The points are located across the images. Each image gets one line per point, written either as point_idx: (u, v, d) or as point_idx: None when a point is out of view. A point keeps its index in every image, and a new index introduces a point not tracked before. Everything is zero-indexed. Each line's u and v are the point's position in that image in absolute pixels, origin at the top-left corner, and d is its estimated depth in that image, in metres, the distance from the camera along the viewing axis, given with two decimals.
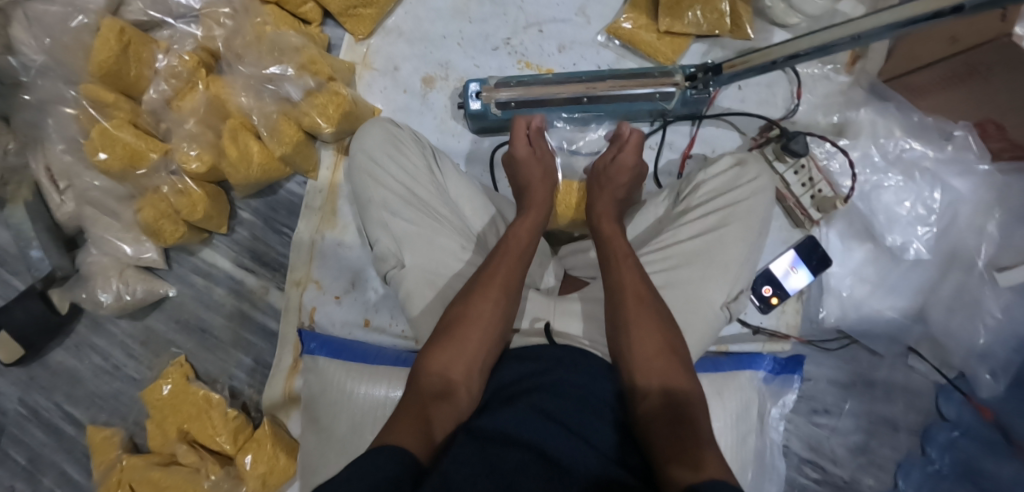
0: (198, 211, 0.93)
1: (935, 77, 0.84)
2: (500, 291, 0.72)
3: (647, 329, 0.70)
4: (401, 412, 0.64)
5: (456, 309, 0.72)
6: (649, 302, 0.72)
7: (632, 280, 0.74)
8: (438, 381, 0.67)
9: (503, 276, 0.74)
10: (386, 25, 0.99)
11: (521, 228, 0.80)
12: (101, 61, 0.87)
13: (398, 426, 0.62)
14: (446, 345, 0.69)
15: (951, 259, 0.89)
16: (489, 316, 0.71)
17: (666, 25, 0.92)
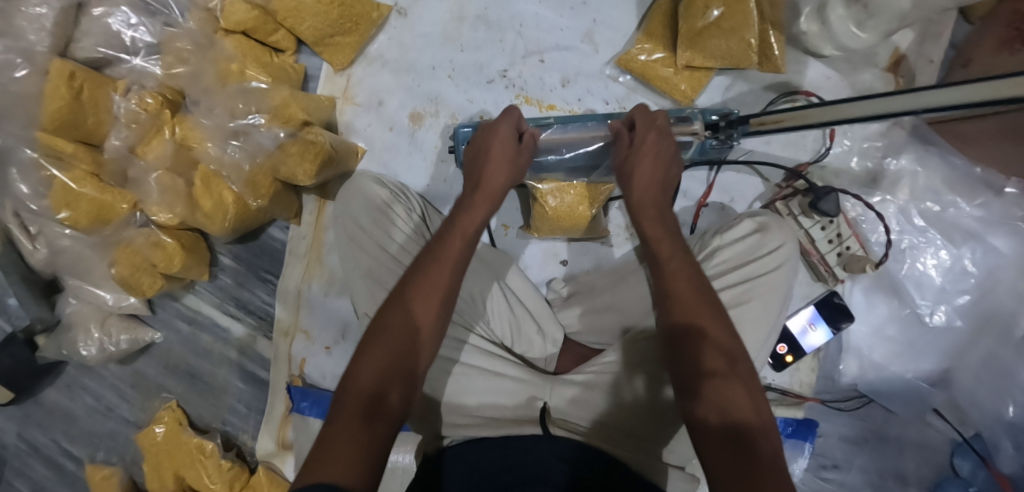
0: (176, 264, 0.86)
1: (989, 129, 0.74)
2: (435, 290, 0.61)
3: (710, 326, 0.59)
4: (324, 438, 0.50)
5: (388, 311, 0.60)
6: (705, 311, 0.60)
7: (683, 292, 0.62)
8: (371, 389, 0.54)
9: (438, 275, 0.62)
10: (368, 53, 0.90)
11: (466, 217, 0.68)
12: (53, 112, 0.79)
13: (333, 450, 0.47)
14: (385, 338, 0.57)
15: (984, 325, 0.82)
16: (420, 315, 0.59)
17: (686, 60, 0.80)
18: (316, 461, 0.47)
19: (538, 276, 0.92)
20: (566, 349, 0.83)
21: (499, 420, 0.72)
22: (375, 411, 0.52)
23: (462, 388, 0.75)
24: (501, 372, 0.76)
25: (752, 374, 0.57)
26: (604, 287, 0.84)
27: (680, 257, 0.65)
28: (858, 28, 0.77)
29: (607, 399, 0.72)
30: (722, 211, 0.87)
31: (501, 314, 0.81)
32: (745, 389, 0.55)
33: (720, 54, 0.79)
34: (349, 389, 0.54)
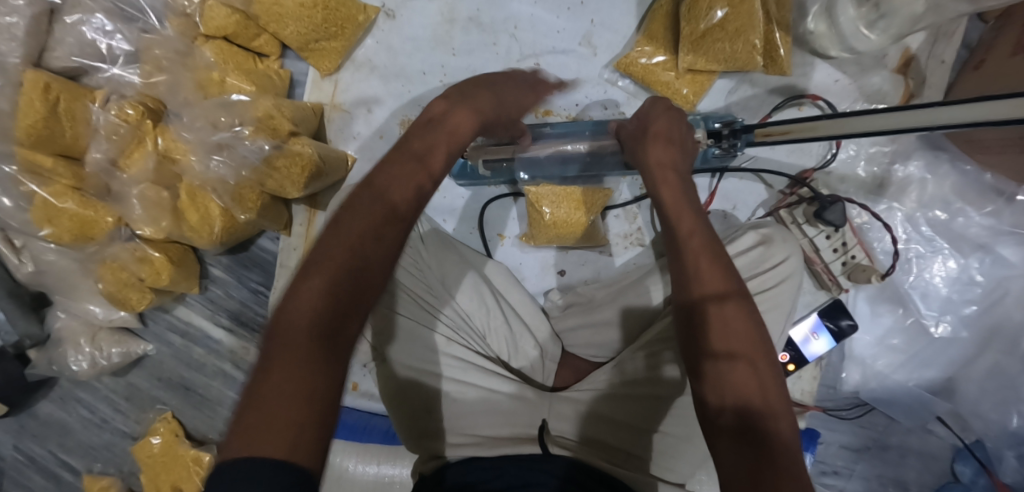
0: (164, 279, 0.84)
1: (1001, 136, 0.72)
2: (381, 221, 0.51)
3: (728, 307, 0.56)
4: (257, 393, 0.41)
5: (330, 237, 0.49)
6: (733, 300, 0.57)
7: (705, 277, 0.58)
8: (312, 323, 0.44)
9: (387, 199, 0.52)
10: (355, 57, 0.86)
11: (413, 143, 0.59)
12: (27, 127, 0.75)
13: (272, 403, 0.40)
14: (324, 260, 0.47)
15: (990, 336, 0.81)
16: (371, 241, 0.49)
17: (687, 63, 0.77)
18: (254, 426, 0.39)
19: (536, 286, 0.90)
20: (564, 364, 0.80)
21: (496, 439, 0.68)
22: (317, 359, 0.42)
23: (458, 408, 0.71)
24: (496, 388, 0.73)
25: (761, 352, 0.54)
26: (603, 299, 0.82)
27: (699, 233, 0.61)
28: (869, 29, 0.74)
29: (609, 420, 0.70)
30: (724, 219, 0.85)
31: (498, 329, 0.77)
32: (757, 378, 0.53)
33: (725, 57, 0.75)
34: (280, 329, 0.44)
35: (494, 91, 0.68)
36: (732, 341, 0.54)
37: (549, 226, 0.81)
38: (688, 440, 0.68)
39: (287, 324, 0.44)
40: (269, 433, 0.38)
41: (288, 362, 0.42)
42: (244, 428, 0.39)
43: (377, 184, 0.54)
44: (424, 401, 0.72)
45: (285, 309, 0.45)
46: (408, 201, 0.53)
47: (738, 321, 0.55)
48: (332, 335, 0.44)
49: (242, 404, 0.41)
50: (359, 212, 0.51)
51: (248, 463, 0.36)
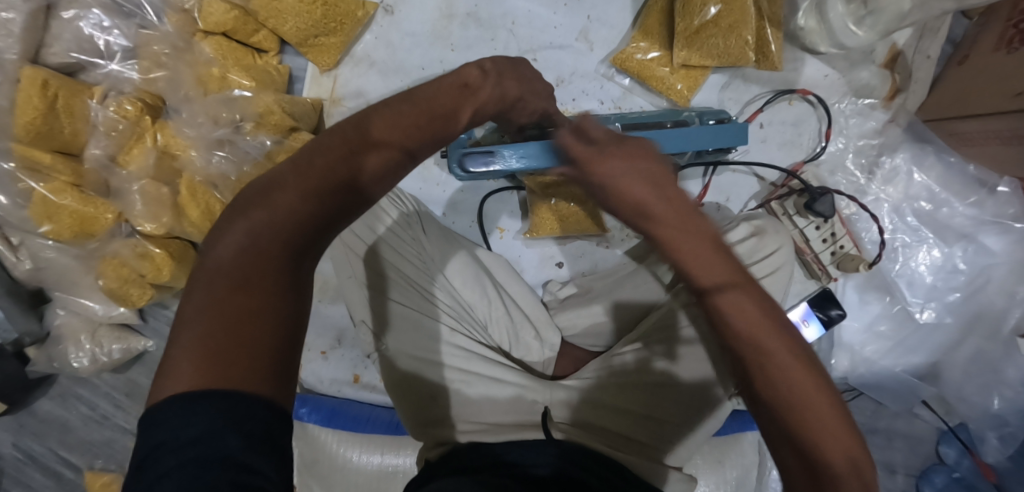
0: (165, 275, 0.84)
1: (988, 129, 0.75)
2: (366, 173, 0.44)
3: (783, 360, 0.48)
4: (212, 316, 0.38)
5: (316, 160, 0.43)
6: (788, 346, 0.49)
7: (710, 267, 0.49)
8: (261, 250, 0.40)
9: (377, 152, 0.44)
10: (354, 53, 0.87)
11: (435, 89, 0.50)
12: (25, 124, 0.75)
13: (204, 328, 0.37)
14: (289, 185, 0.42)
15: (973, 323, 0.84)
16: (356, 189, 0.43)
17: (682, 59, 0.78)
18: (207, 356, 0.36)
19: (535, 277, 0.91)
20: (564, 355, 0.82)
21: (503, 426, 0.69)
22: (260, 289, 0.39)
23: (461, 397, 0.73)
24: (502, 377, 0.74)
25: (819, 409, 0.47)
26: (601, 290, 0.84)
27: (651, 195, 0.48)
28: (857, 26, 0.77)
29: (613, 404, 0.71)
30: (717, 211, 0.86)
31: (499, 319, 0.79)
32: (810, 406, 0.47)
33: (718, 52, 0.77)
34: (245, 250, 0.40)
35: (516, 67, 0.60)
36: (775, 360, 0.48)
37: (550, 216, 0.83)
38: (683, 425, 0.71)
39: (253, 248, 0.40)
40: (217, 371, 0.36)
41: (253, 291, 0.39)
42: (191, 356, 0.36)
43: (384, 115, 0.46)
44: (429, 390, 0.73)
45: (249, 228, 0.40)
46: (410, 143, 0.46)
47: (805, 383, 0.47)
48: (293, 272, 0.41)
49: (191, 323, 0.38)
50: (356, 148, 0.44)
51: (176, 403, 0.35)
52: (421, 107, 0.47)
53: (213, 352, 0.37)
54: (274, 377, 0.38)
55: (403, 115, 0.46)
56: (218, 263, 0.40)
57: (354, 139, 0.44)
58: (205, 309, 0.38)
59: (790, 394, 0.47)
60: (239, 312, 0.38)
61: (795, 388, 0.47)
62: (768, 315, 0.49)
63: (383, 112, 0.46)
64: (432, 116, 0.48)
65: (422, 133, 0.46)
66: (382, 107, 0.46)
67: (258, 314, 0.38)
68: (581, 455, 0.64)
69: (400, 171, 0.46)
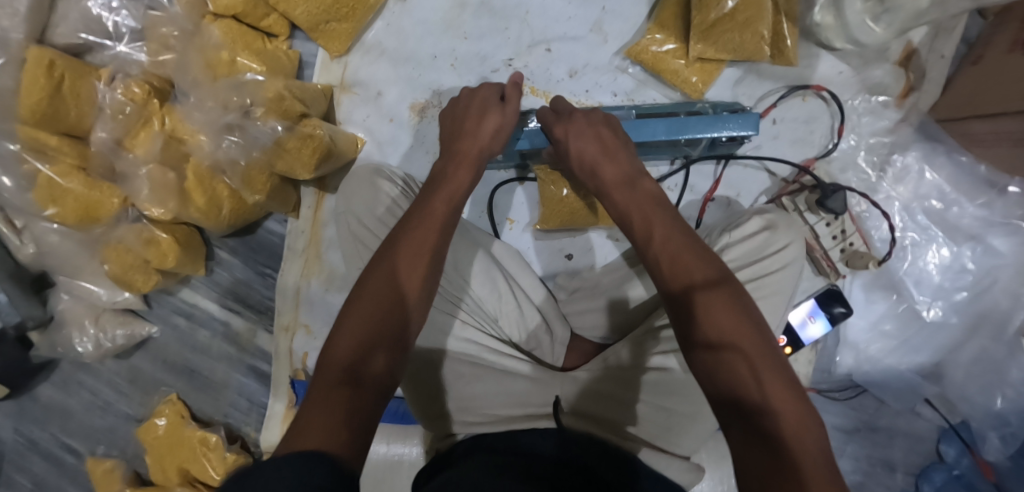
0: (170, 261, 0.84)
1: (1001, 129, 0.75)
2: (421, 251, 0.58)
3: (730, 327, 0.52)
4: (314, 414, 0.45)
5: (361, 301, 0.54)
6: (754, 349, 0.51)
7: (692, 275, 0.55)
8: (346, 360, 0.50)
9: (408, 263, 0.57)
10: (365, 40, 0.86)
11: (446, 184, 0.64)
12: (29, 106, 0.74)
13: (307, 423, 0.44)
14: (347, 320, 0.53)
15: (978, 323, 0.84)
16: (420, 269, 0.57)
17: (698, 52, 0.78)
18: (311, 436, 0.43)
19: (542, 269, 0.91)
20: (572, 348, 0.81)
21: (511, 417, 0.70)
22: (350, 382, 0.48)
23: (471, 389, 0.72)
24: (512, 369, 0.75)
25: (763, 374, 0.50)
26: (607, 285, 0.84)
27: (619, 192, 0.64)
28: (874, 22, 0.76)
29: (621, 397, 0.71)
30: (728, 206, 0.86)
31: (509, 313, 0.79)
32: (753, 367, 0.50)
33: (733, 47, 0.77)
34: (330, 370, 0.49)
35: (510, 101, 0.70)
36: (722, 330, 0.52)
37: (559, 209, 0.83)
38: (693, 417, 0.71)
39: (335, 366, 0.49)
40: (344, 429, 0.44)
41: (339, 389, 0.47)
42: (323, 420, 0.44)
43: (404, 235, 0.59)
44: (437, 382, 0.73)
45: (330, 359, 0.50)
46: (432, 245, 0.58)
47: (751, 351, 0.51)
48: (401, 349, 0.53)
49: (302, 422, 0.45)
50: (387, 269, 0.56)
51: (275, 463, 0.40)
52: (435, 216, 0.61)
53: (310, 432, 0.43)
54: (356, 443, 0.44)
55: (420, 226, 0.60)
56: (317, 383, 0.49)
57: (398, 239, 0.58)
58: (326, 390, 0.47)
59: (754, 389, 0.49)
60: (331, 401, 0.46)
61: (739, 354, 0.51)
62: (723, 290, 0.54)
63: (404, 232, 0.59)
64: (443, 219, 0.61)
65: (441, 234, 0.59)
66: (410, 218, 0.61)
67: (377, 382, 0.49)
68: (591, 444, 0.65)
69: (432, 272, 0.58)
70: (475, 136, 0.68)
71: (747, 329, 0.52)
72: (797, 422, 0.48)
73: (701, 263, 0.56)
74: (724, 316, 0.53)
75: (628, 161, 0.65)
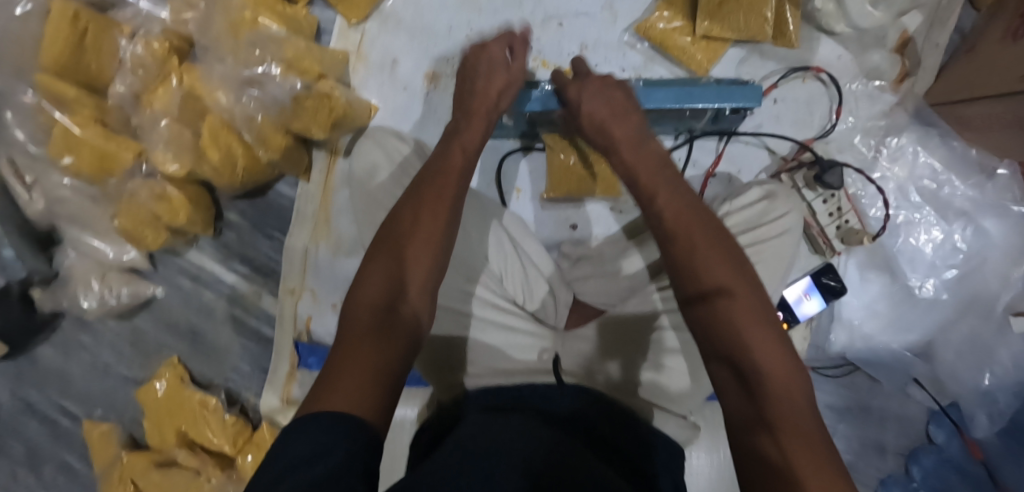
0: (181, 218, 0.85)
1: (987, 113, 0.78)
2: (436, 214, 0.58)
3: (738, 306, 0.52)
4: (341, 362, 0.46)
5: (381, 254, 0.55)
6: (762, 335, 0.51)
7: (707, 267, 0.55)
8: (371, 310, 0.51)
9: (427, 213, 0.58)
10: (384, 10, 0.88)
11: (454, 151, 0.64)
12: (54, 54, 0.76)
13: (338, 371, 0.45)
14: (371, 271, 0.54)
15: (970, 303, 0.87)
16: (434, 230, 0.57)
17: (704, 30, 0.81)
18: (339, 384, 0.43)
19: (547, 238, 0.93)
20: (575, 311, 0.84)
21: (513, 372, 0.73)
22: (378, 331, 0.49)
23: (477, 345, 0.75)
24: (515, 326, 0.78)
25: (769, 357, 0.50)
26: (610, 255, 0.86)
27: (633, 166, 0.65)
28: (874, 6, 0.81)
29: (620, 356, 0.75)
30: (729, 182, 0.88)
31: (515, 275, 0.81)
32: (758, 347, 0.50)
33: (738, 27, 0.80)
34: (353, 319, 0.50)
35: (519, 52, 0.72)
36: (725, 310, 0.52)
37: (568, 175, 0.87)
38: (688, 376, 0.74)
39: (359, 316, 0.50)
40: (378, 381, 0.45)
41: (364, 338, 0.48)
42: (357, 374, 0.44)
43: (423, 191, 0.60)
44: (443, 339, 0.75)
45: (353, 308, 0.51)
46: (448, 202, 0.59)
47: (755, 329, 0.51)
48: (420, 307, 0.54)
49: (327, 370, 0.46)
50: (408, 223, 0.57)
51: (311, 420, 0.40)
52: (450, 174, 0.62)
53: (339, 382, 0.44)
54: (382, 393, 0.44)
55: (437, 184, 0.60)
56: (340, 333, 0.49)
57: (411, 205, 0.58)
58: (352, 343, 0.47)
59: (753, 368, 0.50)
60: (357, 352, 0.46)
61: (744, 334, 0.51)
62: (729, 268, 0.55)
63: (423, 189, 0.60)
64: (458, 175, 0.62)
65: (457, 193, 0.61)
66: (428, 176, 0.62)
67: (400, 334, 0.50)
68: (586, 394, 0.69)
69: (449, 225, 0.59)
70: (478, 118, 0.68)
71: (754, 309, 0.53)
72: (789, 398, 0.48)
73: (714, 252, 0.55)
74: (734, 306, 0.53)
75: (635, 128, 0.67)
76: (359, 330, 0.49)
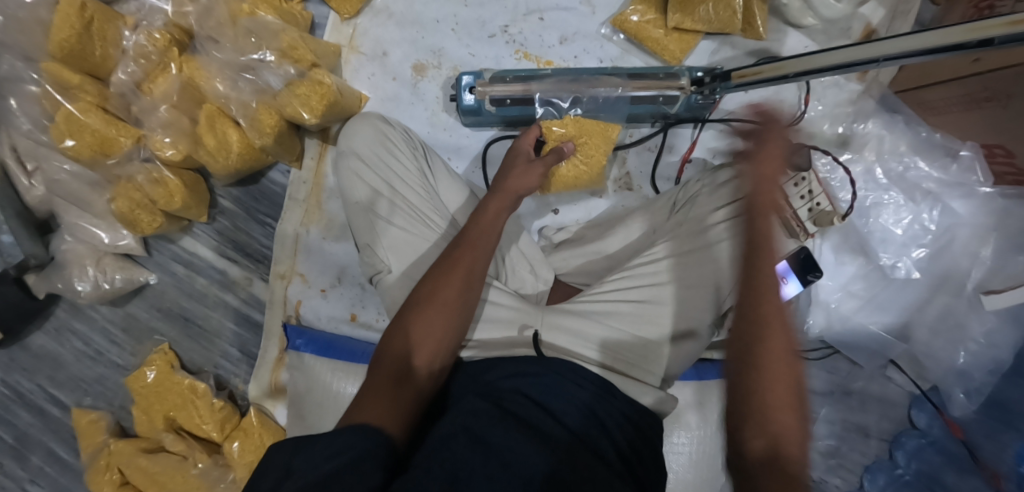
0: (176, 202, 0.88)
1: (948, 96, 0.84)
2: (464, 277, 0.67)
3: (775, 367, 0.52)
4: (365, 402, 0.59)
5: (416, 295, 0.67)
6: (787, 401, 0.51)
7: (774, 303, 0.55)
8: (398, 363, 0.63)
9: (457, 264, 0.68)
10: (375, 4, 0.93)
11: (485, 215, 0.73)
12: (60, 41, 0.79)
13: (365, 405, 0.58)
14: (405, 325, 0.65)
15: (943, 281, 0.89)
16: (463, 292, 0.67)
17: (675, 21, 0.86)
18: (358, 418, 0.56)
19: (531, 223, 0.96)
20: (556, 289, 0.87)
21: (494, 344, 0.76)
22: (396, 381, 0.61)
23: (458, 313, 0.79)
24: (497, 301, 0.79)
25: (801, 419, 0.51)
26: (592, 235, 0.88)
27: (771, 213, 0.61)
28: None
29: (600, 328, 0.76)
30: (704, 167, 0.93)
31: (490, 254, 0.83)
32: (794, 417, 0.50)
33: (709, 19, 0.85)
34: (381, 369, 0.63)
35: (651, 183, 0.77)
36: (768, 367, 0.52)
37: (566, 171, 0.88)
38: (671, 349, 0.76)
39: (387, 367, 0.62)
40: (392, 411, 0.58)
41: (385, 388, 0.60)
42: (376, 409, 0.57)
43: (457, 247, 0.69)
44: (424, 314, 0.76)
45: (385, 354, 0.64)
46: (473, 259, 0.68)
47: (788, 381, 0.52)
48: (442, 357, 0.66)
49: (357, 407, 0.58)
50: (439, 272, 0.68)
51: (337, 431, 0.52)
52: (478, 227, 0.71)
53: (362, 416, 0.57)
54: (395, 427, 0.57)
55: (467, 241, 0.70)
56: (371, 375, 0.63)
57: (441, 262, 0.68)
58: (381, 391, 0.60)
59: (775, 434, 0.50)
60: (379, 395, 0.59)
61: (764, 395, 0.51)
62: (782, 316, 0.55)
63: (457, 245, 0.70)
64: (484, 231, 0.71)
65: (480, 248, 0.69)
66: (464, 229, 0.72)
67: (415, 385, 0.62)
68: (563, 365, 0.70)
69: (473, 283, 0.68)
70: (517, 184, 0.76)
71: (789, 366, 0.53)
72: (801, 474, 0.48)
73: (779, 311, 0.55)
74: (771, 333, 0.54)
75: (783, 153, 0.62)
76: (384, 378, 0.61)
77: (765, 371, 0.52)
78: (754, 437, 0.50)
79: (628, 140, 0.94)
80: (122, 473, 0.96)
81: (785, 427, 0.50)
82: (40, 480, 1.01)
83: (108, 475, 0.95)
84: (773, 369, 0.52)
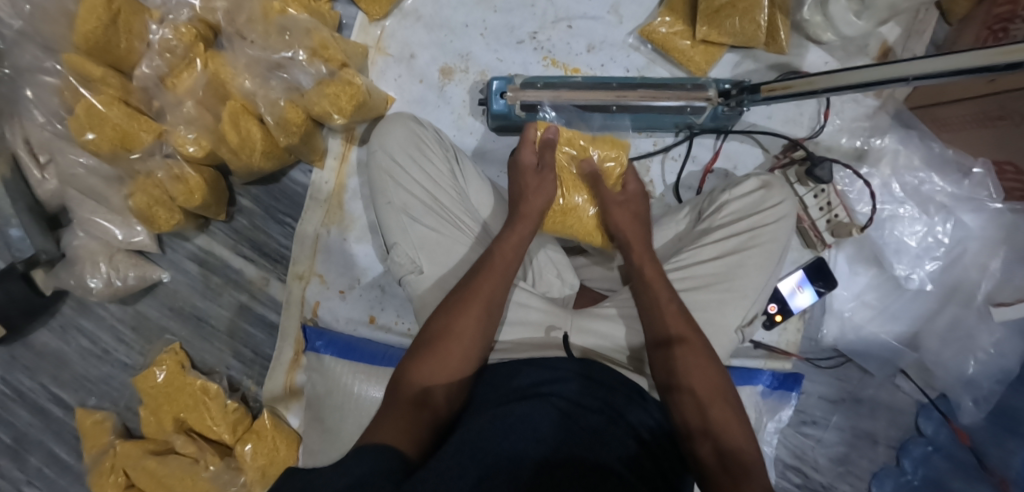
0: (196, 199, 0.87)
1: (965, 113, 0.87)
2: (483, 308, 0.67)
3: (700, 369, 0.66)
4: (382, 425, 0.59)
5: (435, 323, 0.67)
6: (718, 394, 0.64)
7: (671, 322, 0.69)
8: (416, 391, 0.62)
9: (477, 287, 0.68)
10: (403, 7, 0.94)
11: (509, 243, 0.73)
12: (86, 33, 0.78)
13: (385, 426, 0.58)
14: (425, 357, 0.65)
15: (952, 292, 0.91)
16: (483, 326, 0.67)
17: (703, 34, 0.87)
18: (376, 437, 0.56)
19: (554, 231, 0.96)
20: (582, 293, 0.88)
21: (523, 345, 0.75)
22: (415, 404, 0.61)
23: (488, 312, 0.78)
24: (526, 303, 0.78)
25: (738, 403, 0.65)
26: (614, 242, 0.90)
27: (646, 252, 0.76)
28: (856, 16, 0.87)
29: (626, 330, 0.78)
30: (726, 177, 0.95)
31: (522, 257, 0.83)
32: (729, 405, 0.64)
33: (734, 32, 0.87)
34: (399, 394, 0.62)
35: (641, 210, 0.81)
36: (690, 376, 0.65)
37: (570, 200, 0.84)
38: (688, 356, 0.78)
39: (403, 391, 0.63)
40: (409, 433, 0.58)
41: (403, 409, 0.60)
42: (395, 429, 0.58)
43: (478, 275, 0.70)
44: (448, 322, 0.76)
45: (404, 381, 0.64)
46: (491, 288, 0.69)
47: (710, 372, 0.66)
48: (462, 385, 0.65)
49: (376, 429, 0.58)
50: (459, 300, 0.68)
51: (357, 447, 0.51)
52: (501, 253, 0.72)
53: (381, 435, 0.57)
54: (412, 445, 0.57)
55: (485, 266, 0.70)
56: (390, 401, 0.62)
57: (462, 291, 0.69)
58: (398, 415, 0.60)
59: (710, 422, 0.62)
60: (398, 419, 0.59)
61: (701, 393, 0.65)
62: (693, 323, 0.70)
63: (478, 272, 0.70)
64: (507, 260, 0.71)
65: (499, 274, 0.70)
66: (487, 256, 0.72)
67: (435, 410, 0.62)
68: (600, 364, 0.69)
69: (491, 311, 0.68)
70: (534, 205, 0.77)
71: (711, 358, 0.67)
72: (741, 439, 0.62)
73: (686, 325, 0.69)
74: (690, 362, 0.66)
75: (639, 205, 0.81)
76: (402, 403, 0.61)
77: (701, 380, 0.65)
78: (702, 437, 0.62)
79: (652, 148, 0.96)
80: (128, 476, 0.92)
81: (723, 416, 0.63)
82: (39, 482, 0.97)
83: (112, 477, 0.92)
84: (696, 369, 0.66)
